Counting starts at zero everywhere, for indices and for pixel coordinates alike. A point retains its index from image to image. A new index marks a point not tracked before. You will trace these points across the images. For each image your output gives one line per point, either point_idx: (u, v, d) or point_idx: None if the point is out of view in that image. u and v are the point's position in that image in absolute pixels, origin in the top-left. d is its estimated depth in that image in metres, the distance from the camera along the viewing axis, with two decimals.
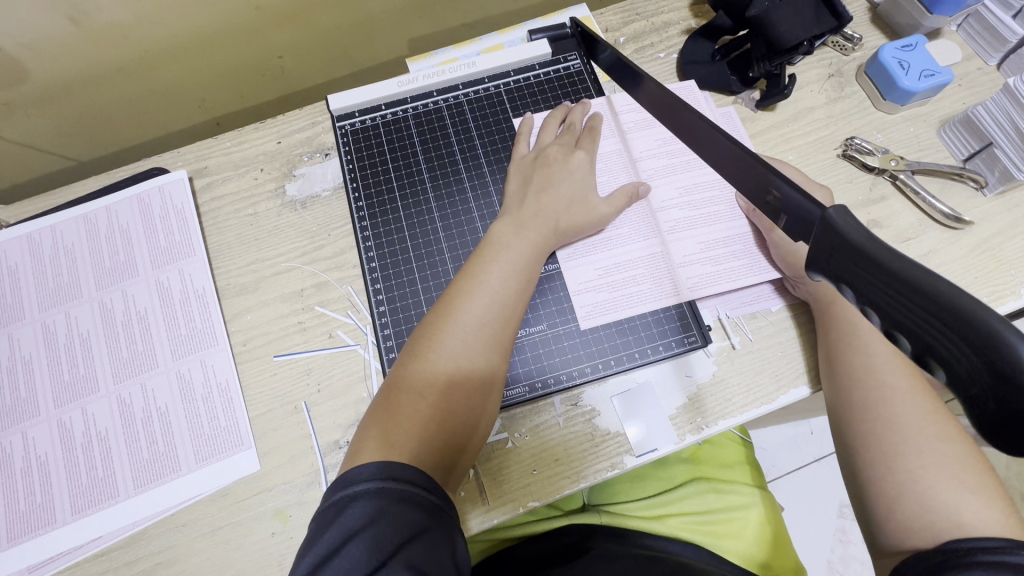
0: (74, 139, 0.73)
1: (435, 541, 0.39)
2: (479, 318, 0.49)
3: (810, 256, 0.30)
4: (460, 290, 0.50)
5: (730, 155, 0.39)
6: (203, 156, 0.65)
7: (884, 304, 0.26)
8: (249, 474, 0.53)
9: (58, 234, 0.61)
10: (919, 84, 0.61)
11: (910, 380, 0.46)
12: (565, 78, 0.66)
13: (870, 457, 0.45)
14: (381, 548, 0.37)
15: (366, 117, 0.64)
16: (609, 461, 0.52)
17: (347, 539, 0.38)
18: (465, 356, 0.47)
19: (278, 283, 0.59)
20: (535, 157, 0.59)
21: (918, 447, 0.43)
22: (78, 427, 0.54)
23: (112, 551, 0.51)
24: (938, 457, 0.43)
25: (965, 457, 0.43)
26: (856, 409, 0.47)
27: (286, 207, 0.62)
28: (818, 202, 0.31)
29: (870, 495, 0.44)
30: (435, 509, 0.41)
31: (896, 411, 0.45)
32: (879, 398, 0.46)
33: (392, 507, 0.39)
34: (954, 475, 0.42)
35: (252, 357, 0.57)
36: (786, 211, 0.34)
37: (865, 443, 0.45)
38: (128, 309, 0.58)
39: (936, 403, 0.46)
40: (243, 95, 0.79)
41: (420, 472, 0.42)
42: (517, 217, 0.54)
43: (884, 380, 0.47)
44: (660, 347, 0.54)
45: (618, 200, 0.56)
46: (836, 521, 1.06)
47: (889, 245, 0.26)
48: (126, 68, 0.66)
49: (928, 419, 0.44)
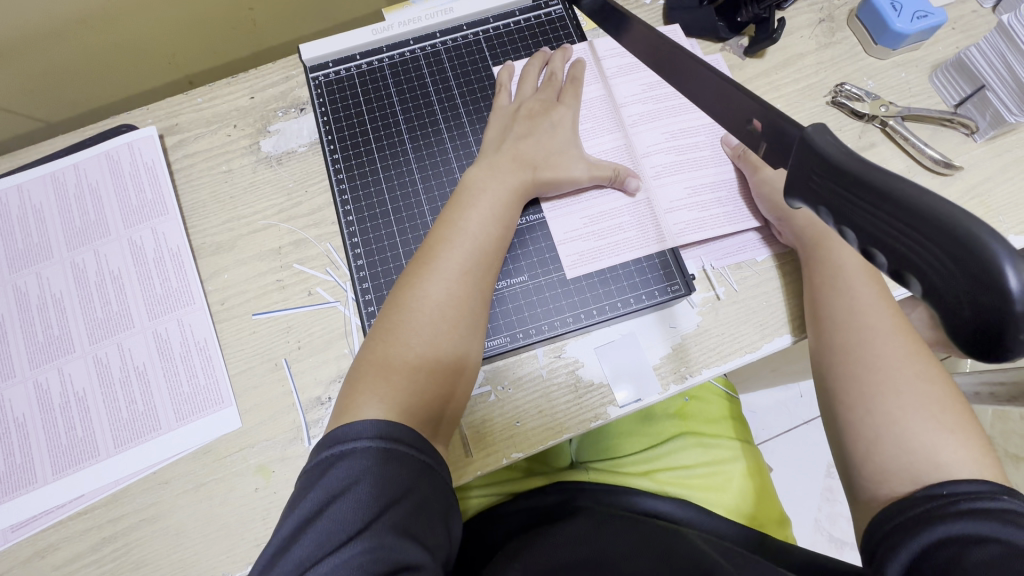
0: (40, 99, 0.70)
1: (421, 500, 0.39)
2: (462, 268, 0.48)
3: (788, 180, 0.29)
4: (438, 239, 0.49)
5: (710, 85, 0.37)
6: (174, 112, 0.63)
7: (861, 221, 0.25)
8: (230, 432, 0.52)
9: (25, 193, 0.59)
10: (911, 26, 0.59)
11: (893, 321, 0.46)
12: (546, 24, 0.63)
13: (852, 399, 0.45)
14: (367, 509, 0.37)
15: (341, 68, 0.62)
16: (593, 412, 0.52)
17: (333, 499, 0.37)
18: (451, 308, 0.46)
19: (255, 241, 0.58)
20: (518, 108, 0.57)
21: (898, 387, 0.43)
22: (56, 388, 0.53)
23: (95, 510, 0.51)
24: (914, 397, 0.43)
25: (943, 397, 0.43)
26: (838, 350, 0.47)
27: (262, 163, 0.60)
28: (798, 123, 0.30)
29: (850, 439, 0.44)
30: (424, 468, 0.41)
31: (879, 351, 0.45)
32: (862, 339, 0.46)
33: (378, 466, 0.39)
34: (932, 415, 0.42)
35: (230, 316, 0.56)
36: (766, 137, 0.33)
37: (846, 384, 0.45)
38: (101, 269, 0.57)
39: (917, 343, 0.45)
40: (214, 50, 0.76)
41: (409, 429, 0.41)
42: (497, 164, 0.53)
43: (867, 320, 0.46)
44: (643, 297, 0.53)
45: (603, 167, 0.54)
46: (823, 480, 1.07)
47: (866, 158, 0.25)
48: (89, 21, 0.63)
49: (910, 360, 0.44)
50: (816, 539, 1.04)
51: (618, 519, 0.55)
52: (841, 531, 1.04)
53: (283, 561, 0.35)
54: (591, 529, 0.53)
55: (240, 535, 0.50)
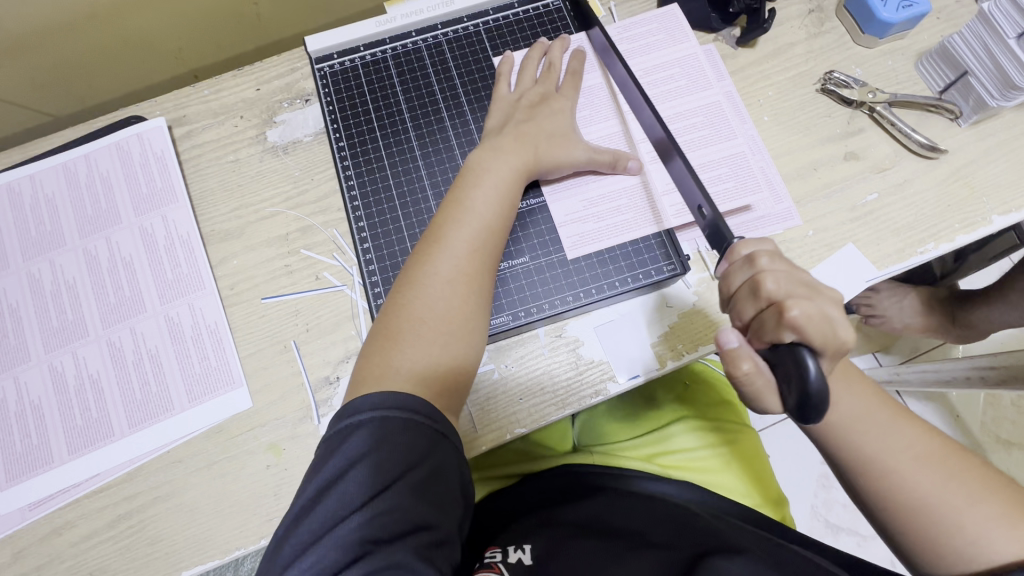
0: (48, 93, 0.72)
1: (437, 467, 0.41)
2: (469, 247, 0.49)
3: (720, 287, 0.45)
4: (446, 219, 0.51)
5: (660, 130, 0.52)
6: (182, 104, 0.64)
7: (755, 330, 0.42)
8: (242, 411, 0.54)
9: (37, 183, 0.60)
10: (897, 15, 0.61)
11: (877, 411, 0.47)
12: (544, 15, 0.65)
13: (911, 542, 0.45)
14: (385, 474, 0.39)
15: (345, 59, 0.63)
16: (594, 388, 0.53)
17: (351, 465, 0.40)
18: (460, 284, 0.48)
19: (263, 228, 0.60)
20: (519, 99, 0.58)
21: (950, 523, 0.43)
22: (70, 371, 0.55)
23: (110, 488, 0.52)
24: (940, 487, 0.44)
25: (957, 468, 0.44)
26: (851, 463, 0.46)
27: (268, 152, 0.62)
28: (721, 217, 0.46)
29: (904, 536, 0.45)
30: (438, 437, 0.42)
31: (918, 489, 0.44)
32: (897, 484, 0.45)
33: (395, 434, 0.41)
34: (964, 496, 0.43)
35: (239, 300, 0.57)
36: (709, 223, 0.48)
37: (899, 528, 0.45)
38: (113, 256, 0.58)
39: (940, 453, 0.45)
40: (218, 45, 0.78)
41: (423, 400, 0.43)
42: (497, 149, 0.54)
43: (890, 458, 0.45)
44: (640, 277, 0.55)
45: (602, 153, 0.56)
46: (819, 467, 1.09)
47: (765, 291, 0.41)
48: (98, 15, 0.65)
49: (947, 485, 0.44)
50: (813, 524, 1.06)
51: (629, 497, 0.58)
52: (837, 516, 1.06)
53: (307, 521, 0.38)
54: (605, 506, 0.56)
55: (253, 510, 0.51)
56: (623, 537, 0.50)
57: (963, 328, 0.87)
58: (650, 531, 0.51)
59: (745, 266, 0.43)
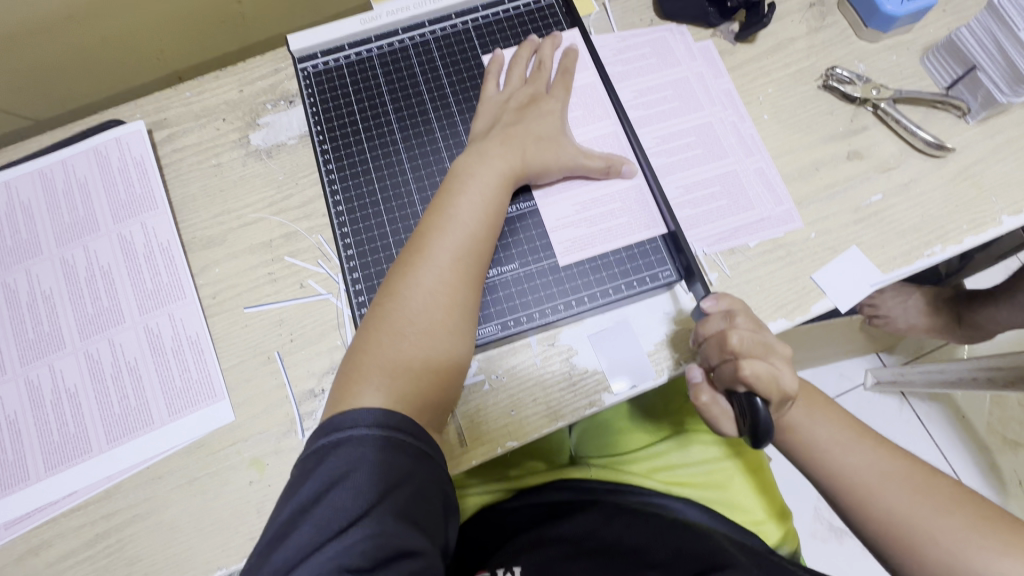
0: (27, 97, 0.70)
1: (420, 486, 0.40)
2: (454, 255, 0.48)
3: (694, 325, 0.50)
4: (430, 227, 0.49)
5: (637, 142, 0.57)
6: (163, 107, 0.62)
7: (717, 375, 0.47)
8: (224, 425, 0.52)
9: (12, 190, 0.59)
10: (902, 8, 0.58)
11: (847, 431, 0.50)
12: (535, 12, 0.63)
13: (892, 555, 0.46)
14: (365, 496, 0.38)
15: (329, 59, 0.61)
16: (587, 399, 0.51)
17: (330, 486, 0.38)
18: (444, 295, 0.46)
19: (246, 235, 0.58)
20: (507, 101, 0.57)
21: (926, 534, 0.44)
22: (47, 385, 0.53)
23: (88, 506, 0.51)
24: (910, 500, 0.46)
25: (929, 484, 0.47)
26: (827, 481, 0.49)
27: (251, 156, 0.60)
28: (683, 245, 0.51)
29: (890, 552, 0.46)
30: (421, 455, 0.41)
31: (892, 503, 0.46)
32: (870, 499, 0.47)
33: (376, 452, 0.39)
34: (936, 508, 0.45)
35: (221, 310, 0.56)
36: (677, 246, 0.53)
37: (880, 541, 0.47)
38: (91, 265, 0.56)
39: (912, 472, 0.47)
40: (203, 45, 0.76)
41: (406, 418, 0.42)
42: (483, 153, 0.52)
43: (860, 476, 0.48)
44: (634, 284, 0.53)
45: (594, 158, 0.54)
46: None
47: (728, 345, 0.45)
48: (76, 17, 0.63)
49: (920, 501, 0.46)
50: (816, 528, 1.04)
51: (628, 513, 0.55)
52: (841, 520, 1.04)
53: (284, 547, 0.36)
54: (602, 522, 0.54)
55: (235, 528, 0.50)
56: (622, 556, 0.49)
57: (969, 329, 0.85)
58: (648, 550, 0.50)
59: (722, 318, 0.46)
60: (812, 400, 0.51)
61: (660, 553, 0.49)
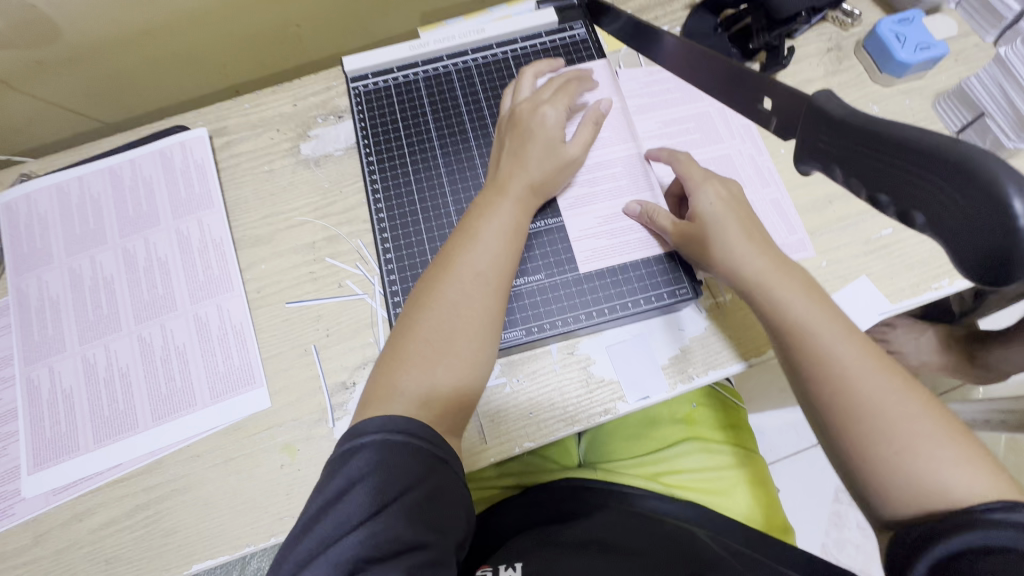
0: (99, 101, 0.77)
1: (434, 489, 0.43)
2: (478, 273, 0.51)
3: (802, 145, 0.38)
4: (456, 245, 0.53)
5: (732, 70, 0.45)
6: (223, 116, 0.68)
7: (865, 173, 0.33)
8: (260, 411, 0.56)
9: (84, 184, 0.64)
10: (915, 56, 0.62)
11: (834, 323, 0.47)
12: (570, 45, 0.68)
13: (853, 450, 0.44)
14: (383, 495, 0.41)
15: (379, 79, 0.67)
16: (602, 406, 0.54)
17: (351, 485, 0.41)
18: (464, 305, 0.50)
19: (291, 236, 0.62)
20: (510, 115, 0.59)
21: (895, 432, 0.43)
22: (101, 363, 0.58)
23: (131, 478, 0.54)
24: (899, 414, 0.43)
25: (921, 407, 0.43)
26: (812, 367, 0.46)
27: (301, 164, 0.65)
28: (801, 91, 0.38)
29: (860, 463, 0.44)
30: (437, 461, 0.44)
31: (872, 400, 0.44)
32: (851, 392, 0.44)
33: (396, 456, 0.42)
34: (929, 437, 0.42)
35: (265, 303, 0.60)
36: (776, 114, 0.41)
37: (845, 437, 0.44)
38: (150, 256, 0.61)
39: (904, 387, 0.44)
40: (261, 62, 0.82)
41: (425, 425, 0.44)
42: (501, 170, 0.56)
43: (846, 362, 0.45)
44: (652, 298, 0.56)
45: (584, 136, 0.58)
46: (832, 505, 1.07)
47: (867, 116, 0.33)
48: (152, 31, 0.69)
49: (908, 417, 0.43)
50: None
51: (633, 520, 0.58)
52: (849, 557, 1.03)
53: (309, 535, 0.40)
54: (611, 530, 0.55)
55: (265, 508, 0.53)
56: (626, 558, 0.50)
57: (981, 368, 0.86)
58: (647, 554, 0.51)
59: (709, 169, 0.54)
60: (789, 279, 0.49)
61: (658, 557, 0.51)
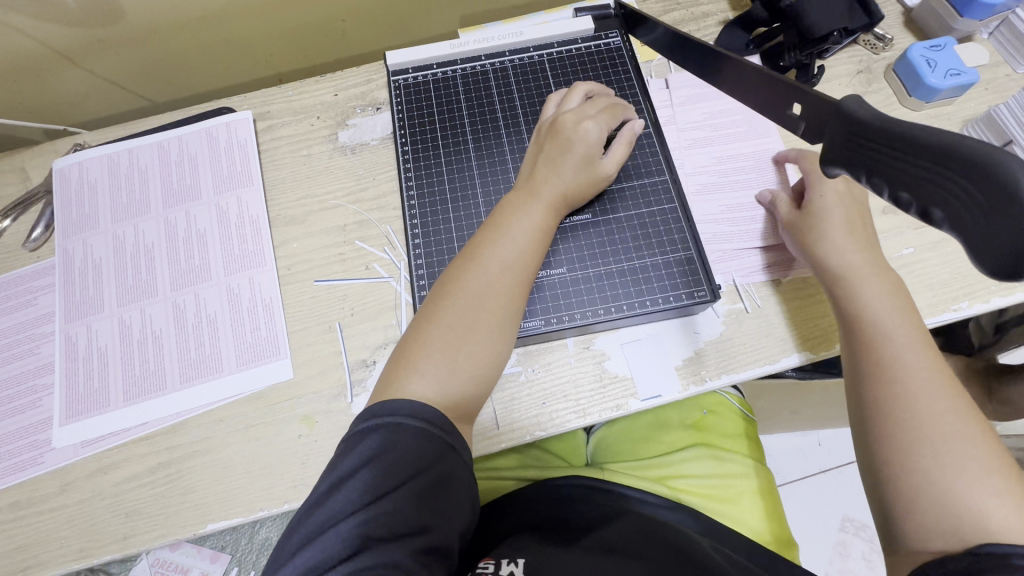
0: (150, 81, 0.81)
1: (440, 475, 0.44)
2: (501, 267, 0.53)
3: (828, 151, 0.39)
4: (483, 240, 0.54)
5: (765, 79, 0.46)
6: (268, 102, 0.71)
7: (890, 175, 0.34)
8: (282, 382, 0.58)
9: (134, 156, 0.68)
10: (944, 82, 0.63)
11: (915, 334, 0.48)
12: (605, 52, 0.70)
13: (887, 455, 0.45)
14: (391, 477, 0.42)
15: (419, 74, 0.70)
16: (615, 402, 0.55)
17: (361, 465, 0.43)
18: (484, 300, 0.51)
19: (323, 218, 0.65)
20: (552, 122, 0.60)
21: (936, 445, 0.43)
22: (136, 325, 0.60)
23: (155, 436, 0.56)
24: (951, 435, 0.43)
25: (975, 434, 0.44)
26: (876, 370, 0.48)
27: (338, 151, 0.68)
28: (828, 98, 0.39)
29: (894, 478, 0.44)
30: (445, 447, 0.45)
31: (925, 412, 0.45)
32: (909, 397, 0.46)
33: (406, 440, 0.44)
34: (974, 464, 0.42)
35: (294, 280, 0.62)
36: (804, 119, 0.43)
37: (883, 440, 0.46)
38: (190, 227, 0.64)
39: (966, 412, 0.45)
40: (305, 54, 0.86)
41: (437, 411, 0.45)
42: (535, 172, 0.58)
43: (914, 373, 0.46)
44: (671, 299, 0.57)
45: (619, 150, 0.59)
46: (837, 534, 1.05)
47: (889, 120, 0.34)
48: (208, 17, 0.73)
49: (959, 440, 0.43)
50: None
51: (637, 523, 0.58)
52: None
53: (318, 511, 0.42)
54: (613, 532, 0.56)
55: (280, 475, 0.54)
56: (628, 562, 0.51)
57: (999, 405, 0.85)
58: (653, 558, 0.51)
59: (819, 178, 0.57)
60: (880, 280, 0.51)
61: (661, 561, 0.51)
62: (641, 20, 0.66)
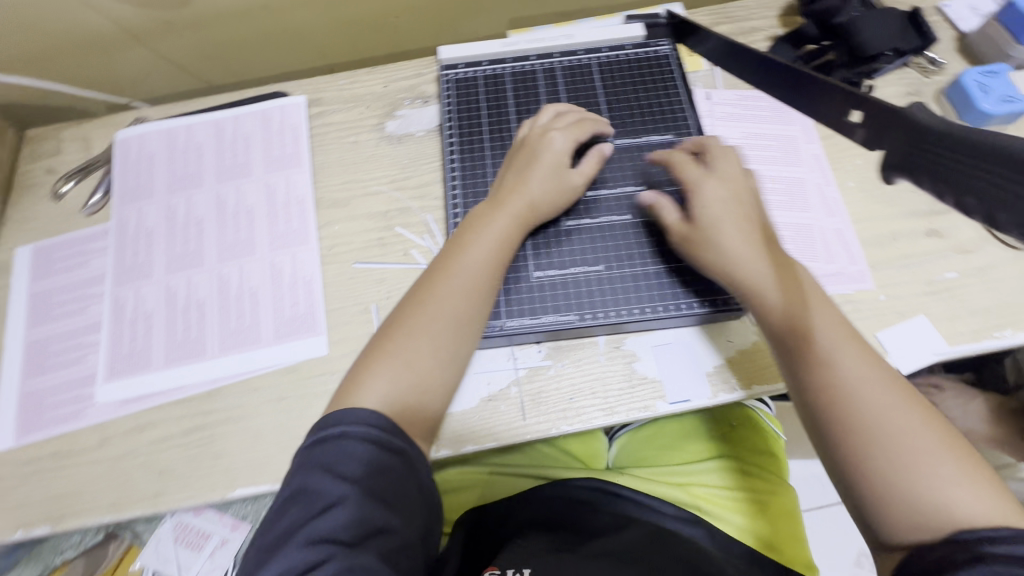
0: (210, 64, 0.84)
1: (394, 480, 0.44)
2: (466, 278, 0.53)
3: (889, 162, 0.43)
4: (450, 252, 0.55)
5: (833, 85, 0.49)
6: (320, 89, 0.74)
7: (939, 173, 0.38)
8: (316, 357, 0.59)
9: (191, 132, 0.71)
10: (998, 108, 0.62)
11: (850, 343, 0.48)
12: (653, 59, 0.71)
13: (856, 464, 0.44)
14: (342, 483, 0.43)
15: (469, 70, 0.71)
16: (643, 404, 0.55)
17: (320, 470, 0.43)
18: (450, 309, 0.52)
19: (366, 204, 0.67)
20: (521, 139, 0.62)
21: (897, 446, 0.43)
22: (182, 292, 0.62)
23: (192, 400, 0.58)
24: (904, 431, 0.44)
25: (925, 421, 0.45)
26: (821, 386, 0.47)
27: (384, 140, 0.70)
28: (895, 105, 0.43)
29: (870, 489, 0.44)
30: (399, 452, 0.45)
31: (873, 418, 0.45)
32: (853, 407, 0.46)
33: (358, 445, 0.44)
34: (934, 456, 0.43)
35: (334, 260, 0.64)
36: (865, 126, 0.46)
37: (848, 450, 0.45)
38: (239, 203, 0.66)
39: (911, 404, 0.45)
40: (357, 47, 0.89)
41: (386, 416, 0.46)
42: (509, 183, 0.58)
43: (857, 385, 0.46)
44: (707, 304, 0.57)
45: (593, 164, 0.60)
46: (853, 567, 1.02)
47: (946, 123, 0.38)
48: (270, 6, 0.76)
49: (913, 434, 0.44)
50: None
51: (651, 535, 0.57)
52: None
53: (285, 516, 0.43)
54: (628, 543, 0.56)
55: None
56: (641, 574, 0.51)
57: None
58: None
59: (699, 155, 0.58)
60: (807, 289, 0.52)
61: None
62: (695, 31, 0.67)
